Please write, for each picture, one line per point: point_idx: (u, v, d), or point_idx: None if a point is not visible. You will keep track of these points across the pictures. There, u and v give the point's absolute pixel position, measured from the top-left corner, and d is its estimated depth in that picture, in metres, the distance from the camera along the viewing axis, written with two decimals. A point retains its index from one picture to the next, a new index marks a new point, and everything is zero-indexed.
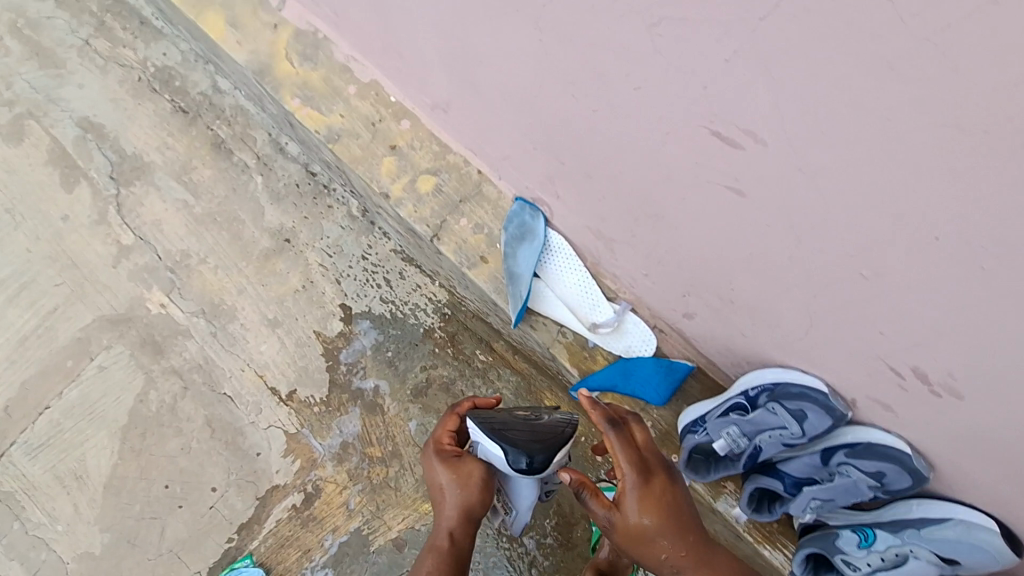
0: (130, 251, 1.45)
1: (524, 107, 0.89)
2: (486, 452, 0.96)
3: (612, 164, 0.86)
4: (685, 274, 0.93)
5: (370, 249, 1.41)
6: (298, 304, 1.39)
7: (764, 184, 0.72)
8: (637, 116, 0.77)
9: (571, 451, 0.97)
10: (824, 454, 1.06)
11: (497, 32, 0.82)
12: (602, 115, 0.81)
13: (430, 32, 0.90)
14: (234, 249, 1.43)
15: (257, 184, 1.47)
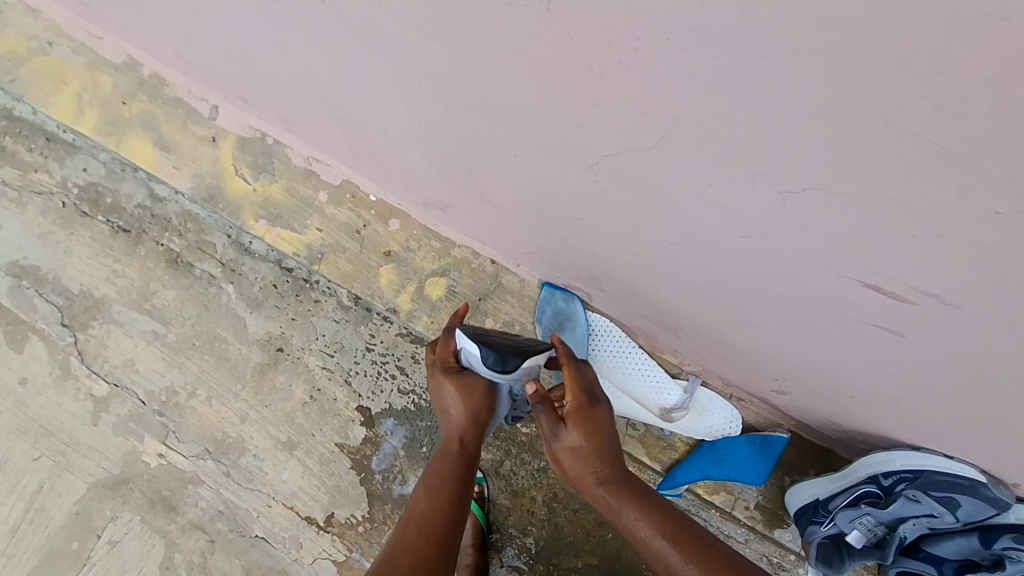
0: (108, 402, 1.31)
1: (534, 189, 0.77)
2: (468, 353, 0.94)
3: (650, 249, 0.73)
4: (778, 354, 0.77)
5: (373, 338, 1.26)
6: (310, 419, 1.26)
7: (904, 281, 0.55)
8: (675, 207, 0.64)
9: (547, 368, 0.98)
10: (982, 536, 0.87)
11: (508, 121, 0.65)
12: (628, 206, 0.69)
13: (418, 120, 0.73)
14: (224, 373, 1.29)
15: (230, 295, 1.31)
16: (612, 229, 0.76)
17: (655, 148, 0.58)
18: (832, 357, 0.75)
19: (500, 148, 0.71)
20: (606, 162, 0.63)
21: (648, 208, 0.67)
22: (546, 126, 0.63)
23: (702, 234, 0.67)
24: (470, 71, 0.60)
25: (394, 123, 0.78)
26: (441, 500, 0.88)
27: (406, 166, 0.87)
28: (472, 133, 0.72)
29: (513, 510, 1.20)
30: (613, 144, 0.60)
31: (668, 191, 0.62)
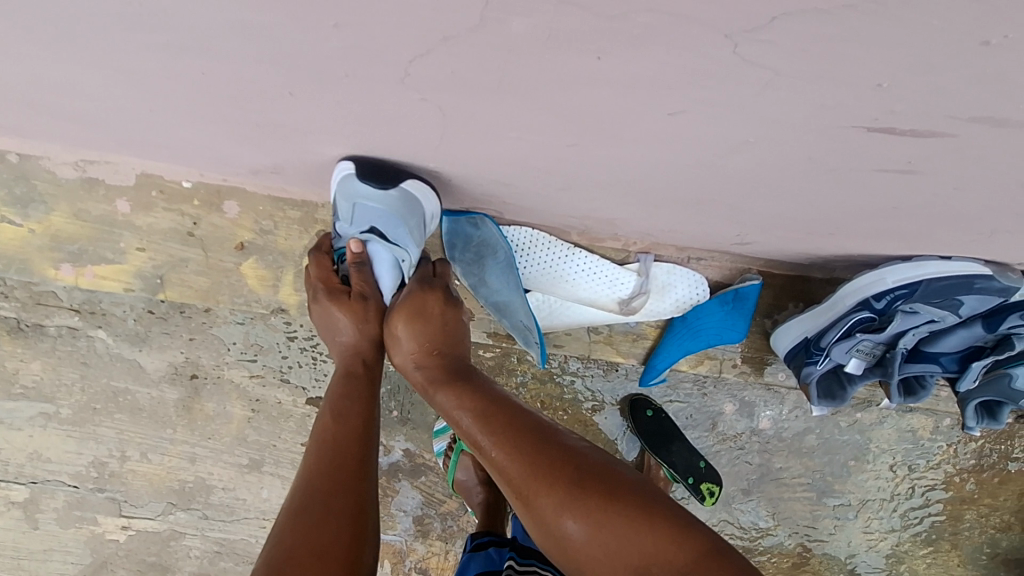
0: (37, 502, 1.14)
1: (370, 133, 0.57)
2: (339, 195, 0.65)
3: (542, 162, 0.55)
4: (732, 217, 0.63)
5: (290, 326, 1.10)
6: (265, 430, 1.14)
7: (880, 97, 0.39)
8: (552, 108, 0.46)
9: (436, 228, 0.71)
10: (985, 321, 0.72)
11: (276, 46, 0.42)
12: (494, 124, 0.50)
13: (163, 77, 0.50)
14: (146, 424, 1.13)
15: (106, 341, 1.10)
16: (486, 159, 0.57)
17: (490, 41, 0.38)
18: (789, 220, 0.62)
19: (295, 92, 0.50)
20: (436, 77, 0.43)
21: (519, 121, 0.49)
22: (329, 48, 0.42)
23: (598, 134, 0.49)
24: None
25: (138, 92, 0.54)
26: (355, 425, 0.68)
27: (205, 140, 0.64)
28: (246, 86, 0.50)
29: None
30: (431, 50, 0.40)
31: (535, 91, 0.43)
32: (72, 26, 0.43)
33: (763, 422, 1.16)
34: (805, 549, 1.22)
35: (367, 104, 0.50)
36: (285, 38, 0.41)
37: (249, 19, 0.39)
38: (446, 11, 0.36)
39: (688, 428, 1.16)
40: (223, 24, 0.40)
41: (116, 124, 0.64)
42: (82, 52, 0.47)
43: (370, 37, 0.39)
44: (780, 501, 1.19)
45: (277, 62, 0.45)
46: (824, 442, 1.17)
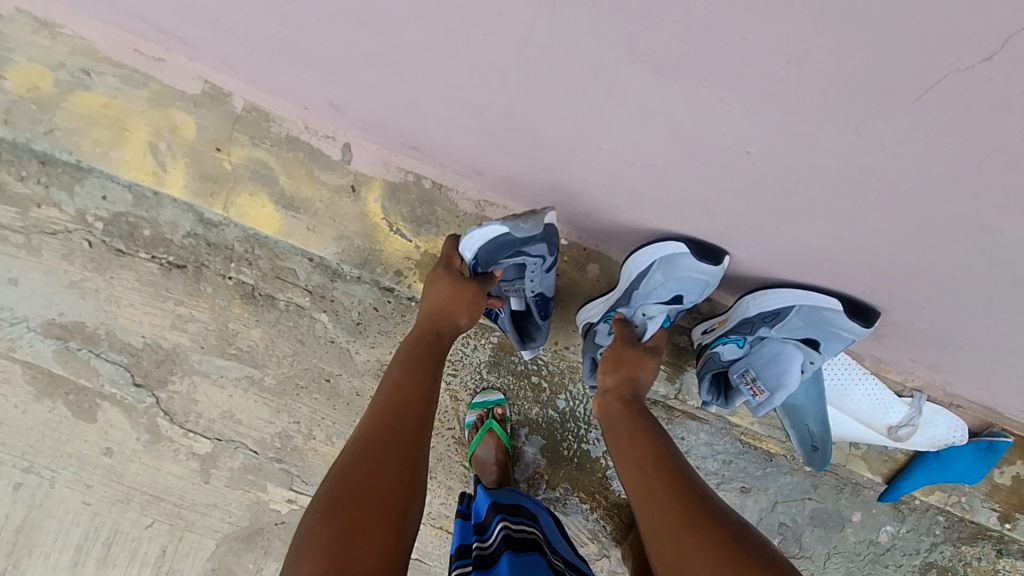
0: (215, 459, 1.18)
1: (785, 221, 0.71)
2: (809, 310, 0.84)
3: (927, 268, 0.69)
4: None
5: (498, 352, 1.20)
6: (444, 443, 1.21)
7: None
8: (991, 247, 0.61)
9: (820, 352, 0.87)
10: None
11: (832, 151, 0.57)
12: (914, 240, 0.65)
13: (693, 141, 0.63)
14: (339, 410, 1.19)
15: (327, 326, 1.17)
16: (869, 255, 0.71)
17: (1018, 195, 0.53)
18: None
19: (780, 178, 0.64)
20: (926, 203, 0.59)
21: (950, 245, 0.64)
22: (871, 164, 0.57)
23: (1002, 257, 0.63)
24: (810, 109, 0.52)
25: (641, 139, 0.67)
26: (416, 389, 0.80)
27: (609, 179, 0.78)
28: (742, 165, 0.64)
29: None
30: (956, 186, 0.55)
31: (998, 232, 0.59)
32: (666, 95, 0.58)
33: (884, 536, 1.28)
34: None
35: (825, 203, 0.65)
36: (851, 147, 0.55)
37: (843, 131, 0.54)
38: (1012, 175, 0.51)
39: (817, 524, 1.27)
40: (816, 131, 0.55)
41: (545, 153, 0.77)
42: (640, 107, 0.61)
43: (927, 167, 0.54)
44: None
45: (804, 157, 0.59)
46: (931, 565, 1.30)
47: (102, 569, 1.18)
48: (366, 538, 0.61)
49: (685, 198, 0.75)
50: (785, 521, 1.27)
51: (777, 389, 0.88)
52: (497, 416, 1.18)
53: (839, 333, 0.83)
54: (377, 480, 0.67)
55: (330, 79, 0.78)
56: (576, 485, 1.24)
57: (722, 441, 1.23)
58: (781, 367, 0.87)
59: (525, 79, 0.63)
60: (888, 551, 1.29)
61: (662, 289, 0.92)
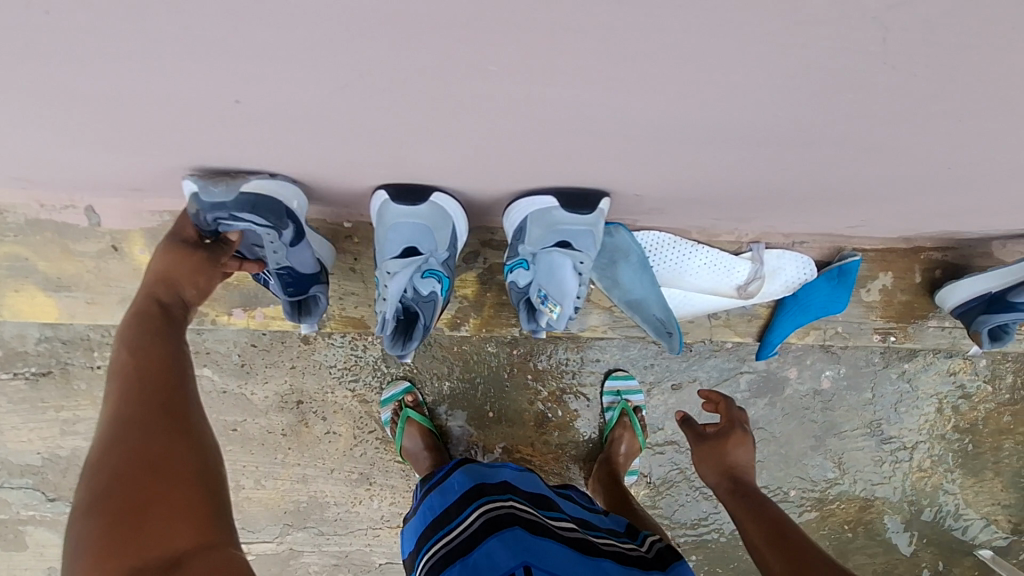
0: None
1: (536, 152, 0.68)
2: (539, 213, 0.80)
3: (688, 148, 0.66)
4: (849, 182, 0.74)
5: (388, 346, 1.18)
6: (372, 447, 1.20)
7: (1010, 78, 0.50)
8: (718, 111, 0.57)
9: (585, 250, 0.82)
10: None
11: (506, 72, 0.52)
12: (654, 128, 0.62)
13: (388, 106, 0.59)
14: (258, 453, 1.18)
15: (213, 378, 1.15)
16: (630, 153, 0.68)
17: (694, 65, 0.50)
18: (889, 186, 0.74)
19: (492, 117, 0.60)
20: (629, 97, 0.55)
21: (684, 127, 0.60)
22: (549, 75, 0.53)
23: (739, 118, 0.59)
24: (447, 47, 0.48)
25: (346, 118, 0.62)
26: (153, 355, 0.69)
27: (364, 169, 0.74)
28: (448, 114, 0.60)
29: (586, 423, 1.25)
30: (635, 76, 0.52)
31: (710, 100, 0.55)
32: (323, 77, 0.53)
33: (825, 382, 1.28)
34: (868, 493, 1.34)
35: (550, 120, 0.61)
36: (518, 72, 0.52)
37: (497, 61, 0.50)
38: (666, 54, 0.48)
39: (756, 394, 1.27)
40: (473, 67, 0.51)
41: (291, 159, 0.73)
42: (311, 90, 0.56)
43: (596, 67, 0.50)
44: (845, 452, 1.32)
45: (490, 93, 0.56)
46: (879, 394, 1.31)
47: None
48: (155, 517, 0.54)
49: (439, 157, 0.71)
50: None
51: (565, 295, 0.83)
52: (411, 404, 1.17)
53: (578, 224, 0.79)
54: (156, 461, 0.58)
55: (52, 154, 0.74)
56: (512, 441, 1.23)
57: (635, 349, 1.22)
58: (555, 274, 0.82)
59: (192, 98, 0.58)
60: (834, 396, 1.29)
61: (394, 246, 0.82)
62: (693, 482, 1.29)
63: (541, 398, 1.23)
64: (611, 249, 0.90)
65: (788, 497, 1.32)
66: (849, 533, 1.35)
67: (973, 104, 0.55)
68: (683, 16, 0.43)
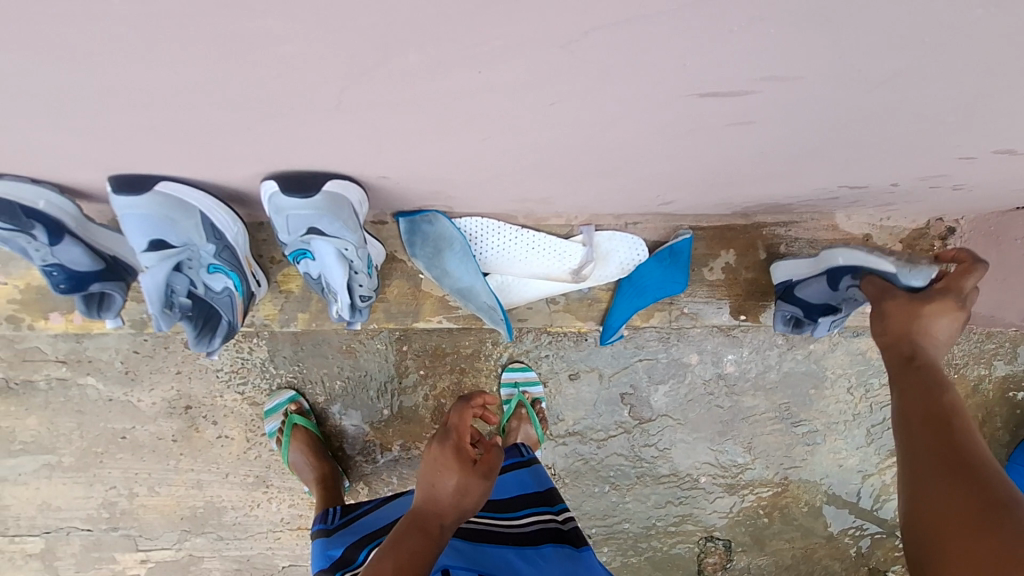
0: (54, 550, 1.17)
1: (315, 165, 0.63)
2: (272, 203, 0.67)
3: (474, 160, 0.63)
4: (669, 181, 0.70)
5: (273, 347, 1.15)
6: (267, 451, 1.18)
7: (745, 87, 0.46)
8: (469, 127, 0.54)
9: (346, 234, 0.69)
10: (834, 277, 1.02)
11: (216, 107, 0.49)
12: (421, 145, 0.58)
13: (127, 141, 0.56)
14: (149, 460, 1.17)
15: (96, 386, 1.14)
16: (421, 167, 0.65)
17: (394, 87, 0.46)
18: (711, 181, 0.70)
19: (234, 140, 0.56)
20: (365, 120, 0.52)
21: (441, 137, 0.56)
22: (264, 107, 0.49)
23: (499, 133, 0.56)
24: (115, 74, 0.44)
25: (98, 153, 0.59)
26: None
27: None
28: (196, 144, 0.57)
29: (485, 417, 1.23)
30: (344, 98, 0.47)
31: (446, 117, 0.52)
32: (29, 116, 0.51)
33: (729, 367, 1.25)
34: (783, 477, 1.31)
35: (307, 143, 0.57)
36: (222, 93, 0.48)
37: (183, 87, 0.46)
38: (362, 81, 0.45)
39: (660, 382, 1.24)
40: (165, 96, 0.47)
41: (79, 185, 0.70)
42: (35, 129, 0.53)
43: (292, 89, 0.46)
44: (754, 436, 1.29)
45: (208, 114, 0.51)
46: (785, 376, 1.28)
47: None
48: None
49: (229, 178, 0.68)
50: (629, 389, 1.24)
51: (338, 286, 0.72)
52: (296, 412, 1.15)
53: (312, 209, 0.65)
54: None
55: None
56: (410, 439, 1.21)
57: (531, 341, 1.20)
58: (322, 264, 0.71)
59: None
60: (741, 382, 1.26)
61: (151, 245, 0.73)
62: (601, 474, 1.26)
63: (438, 394, 1.21)
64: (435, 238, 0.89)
65: (699, 483, 1.29)
66: (765, 518, 1.32)
67: (730, 112, 0.51)
68: (326, 44, 0.39)
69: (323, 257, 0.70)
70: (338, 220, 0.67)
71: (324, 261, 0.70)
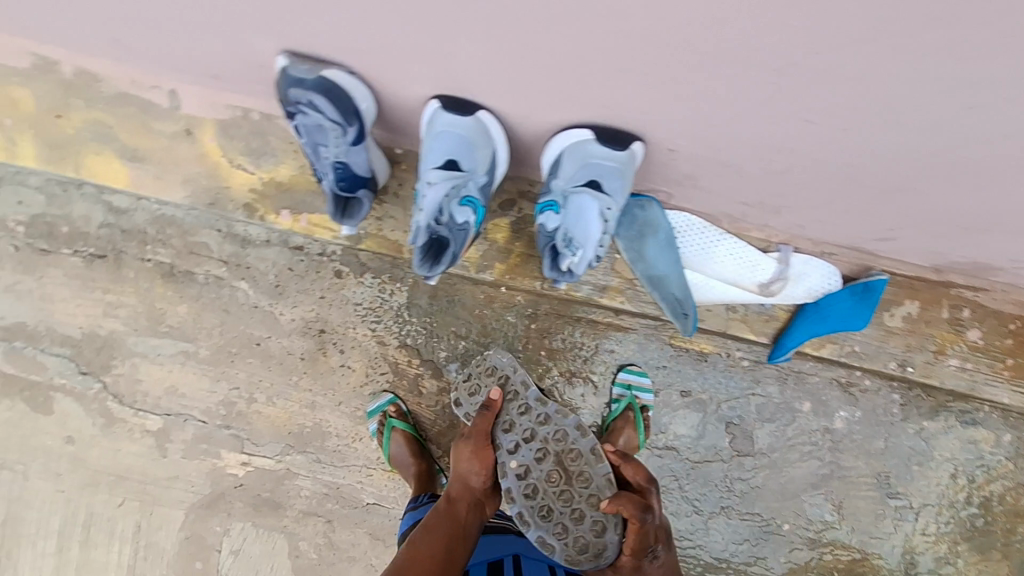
0: (168, 433, 1.24)
1: (595, 69, 0.73)
2: (574, 149, 0.89)
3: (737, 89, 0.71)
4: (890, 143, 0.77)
5: (413, 295, 1.21)
6: (382, 389, 1.24)
7: None
8: (768, 43, 0.63)
9: (616, 191, 0.91)
10: None
11: None
12: (707, 61, 0.67)
13: (469, 7, 0.66)
14: (275, 370, 1.23)
15: (247, 292, 1.21)
16: (682, 90, 0.74)
17: None
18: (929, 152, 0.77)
19: (553, 26, 0.66)
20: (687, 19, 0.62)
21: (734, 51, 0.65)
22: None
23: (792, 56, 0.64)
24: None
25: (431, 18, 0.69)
26: None
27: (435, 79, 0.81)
28: (521, 21, 0.67)
29: (591, 411, 1.25)
30: None
31: (758, 27, 0.61)
32: None
33: (839, 421, 1.25)
34: (868, 548, 1.28)
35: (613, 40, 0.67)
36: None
37: None
38: None
39: (768, 419, 1.25)
40: None
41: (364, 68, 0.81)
42: None
43: None
44: (849, 496, 1.27)
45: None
46: (894, 446, 1.26)
47: (87, 547, 1.28)
48: None
49: (506, 71, 0.78)
50: (735, 419, 1.25)
51: (591, 233, 0.93)
52: (395, 414, 1.21)
53: (611, 161, 0.88)
54: None
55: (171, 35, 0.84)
56: None
57: (653, 349, 1.22)
58: (586, 210, 0.91)
59: None
60: (848, 436, 1.26)
61: (433, 154, 0.89)
62: (688, 495, 1.26)
63: (551, 378, 1.24)
64: (642, 221, 1.10)
65: (780, 528, 1.27)
66: None
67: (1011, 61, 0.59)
68: None
69: (592, 203, 0.91)
70: (626, 175, 0.90)
71: (591, 206, 0.91)
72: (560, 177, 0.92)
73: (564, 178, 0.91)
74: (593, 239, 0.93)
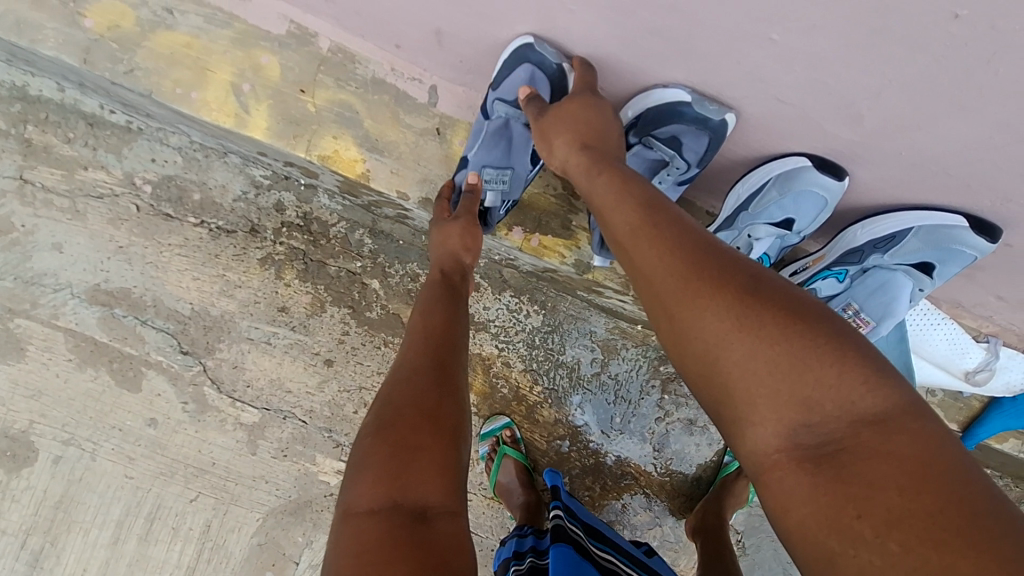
0: (263, 428, 1.16)
1: (882, 164, 0.73)
2: (914, 232, 0.82)
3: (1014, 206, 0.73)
4: None
5: (547, 320, 1.19)
6: (498, 412, 1.19)
7: None
8: None
9: (929, 276, 0.88)
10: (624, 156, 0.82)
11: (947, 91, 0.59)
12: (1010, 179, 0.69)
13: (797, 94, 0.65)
14: None
15: (378, 292, 1.16)
16: (957, 195, 0.75)
17: None
18: None
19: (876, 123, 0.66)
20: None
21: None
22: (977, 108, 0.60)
23: None
24: (923, 67, 0.56)
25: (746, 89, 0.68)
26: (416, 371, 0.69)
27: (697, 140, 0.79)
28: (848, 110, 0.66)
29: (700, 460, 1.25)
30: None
31: None
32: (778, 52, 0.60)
33: None
34: None
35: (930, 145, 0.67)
36: (938, 101, 0.60)
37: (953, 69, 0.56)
38: None
39: None
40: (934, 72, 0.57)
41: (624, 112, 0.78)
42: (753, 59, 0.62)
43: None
44: None
45: (882, 107, 0.63)
46: None
47: (144, 545, 1.14)
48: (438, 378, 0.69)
49: (778, 147, 0.77)
50: None
51: (876, 312, 0.92)
52: (508, 440, 1.16)
53: (958, 255, 0.82)
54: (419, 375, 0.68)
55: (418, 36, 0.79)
56: (626, 453, 1.23)
57: None
58: (885, 288, 0.90)
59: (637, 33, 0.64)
60: None
61: (775, 210, 0.84)
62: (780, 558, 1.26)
63: (668, 422, 1.23)
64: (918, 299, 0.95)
65: None
66: None
67: None
68: None
69: (896, 282, 0.89)
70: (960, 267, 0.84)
71: (894, 286, 0.89)
72: (877, 249, 0.86)
73: (885, 253, 0.86)
74: (874, 319, 0.92)
